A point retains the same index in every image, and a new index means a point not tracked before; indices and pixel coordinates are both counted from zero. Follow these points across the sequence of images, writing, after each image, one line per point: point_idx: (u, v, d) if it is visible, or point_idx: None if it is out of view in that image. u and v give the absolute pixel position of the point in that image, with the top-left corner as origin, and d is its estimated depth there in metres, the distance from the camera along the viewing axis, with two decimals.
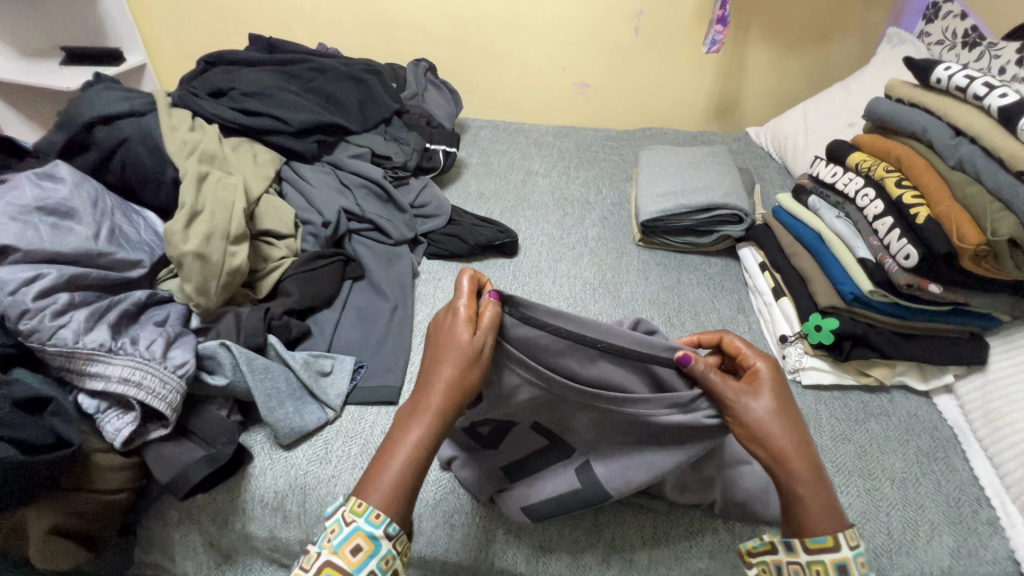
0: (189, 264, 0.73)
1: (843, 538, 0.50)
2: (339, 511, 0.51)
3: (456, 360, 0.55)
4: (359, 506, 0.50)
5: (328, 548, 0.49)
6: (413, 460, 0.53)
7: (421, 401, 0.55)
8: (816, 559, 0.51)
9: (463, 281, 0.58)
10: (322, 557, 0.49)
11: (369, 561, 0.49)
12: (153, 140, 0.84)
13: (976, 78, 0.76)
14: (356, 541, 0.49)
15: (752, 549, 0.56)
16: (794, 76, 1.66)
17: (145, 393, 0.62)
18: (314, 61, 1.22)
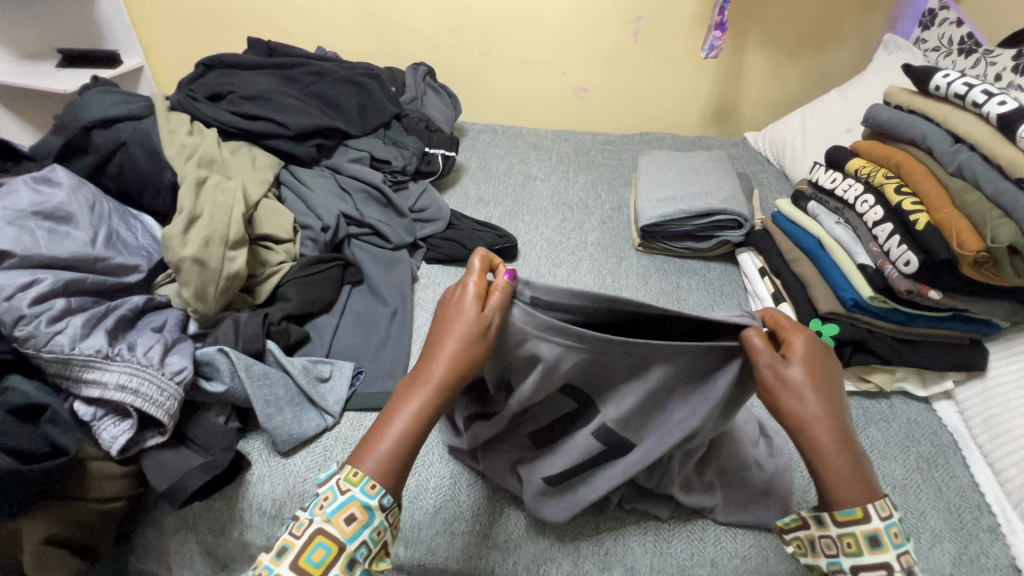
0: (187, 269, 0.72)
1: (872, 509, 0.50)
2: (334, 479, 0.50)
3: (462, 334, 0.54)
4: (355, 475, 0.50)
5: (320, 515, 0.48)
6: (410, 432, 0.52)
7: (421, 375, 0.54)
8: (846, 531, 0.50)
9: (476, 261, 0.58)
10: (314, 524, 0.48)
11: (361, 532, 0.48)
12: (151, 144, 0.83)
13: (975, 85, 0.76)
14: (351, 510, 0.49)
15: (786, 526, 0.55)
16: (792, 82, 1.67)
17: (143, 400, 0.62)
18: (313, 65, 1.22)
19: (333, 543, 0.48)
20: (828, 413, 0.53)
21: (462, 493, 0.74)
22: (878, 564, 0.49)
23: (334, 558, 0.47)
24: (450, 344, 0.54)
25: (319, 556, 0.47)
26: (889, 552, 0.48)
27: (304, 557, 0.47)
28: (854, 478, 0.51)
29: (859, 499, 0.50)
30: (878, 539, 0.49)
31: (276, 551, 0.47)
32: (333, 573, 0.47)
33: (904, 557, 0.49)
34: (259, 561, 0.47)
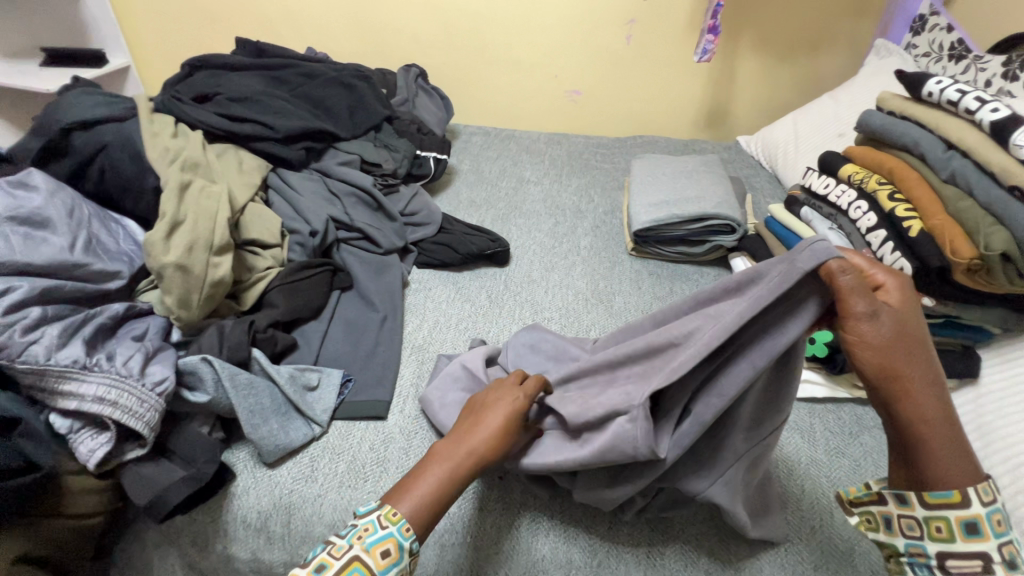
0: (170, 276, 0.70)
1: (972, 493, 0.48)
2: (373, 513, 0.50)
3: (505, 418, 0.59)
4: (393, 514, 0.50)
5: (359, 544, 0.48)
6: (443, 491, 0.53)
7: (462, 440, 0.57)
8: (937, 515, 0.49)
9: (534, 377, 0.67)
10: (352, 551, 0.48)
11: (393, 569, 0.48)
12: (134, 147, 0.81)
13: (968, 92, 0.76)
14: (387, 545, 0.49)
15: (856, 498, 0.57)
16: (784, 86, 1.67)
17: (121, 413, 0.60)
18: (302, 66, 1.20)
19: (367, 573, 0.47)
20: (926, 381, 0.50)
21: (453, 505, 0.72)
22: (973, 553, 0.48)
23: None
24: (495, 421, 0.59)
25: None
26: (989, 541, 0.47)
27: None
28: (955, 454, 0.50)
29: (965, 480, 0.49)
30: (977, 527, 0.47)
31: (313, 568, 0.47)
32: None
33: (1006, 548, 0.47)
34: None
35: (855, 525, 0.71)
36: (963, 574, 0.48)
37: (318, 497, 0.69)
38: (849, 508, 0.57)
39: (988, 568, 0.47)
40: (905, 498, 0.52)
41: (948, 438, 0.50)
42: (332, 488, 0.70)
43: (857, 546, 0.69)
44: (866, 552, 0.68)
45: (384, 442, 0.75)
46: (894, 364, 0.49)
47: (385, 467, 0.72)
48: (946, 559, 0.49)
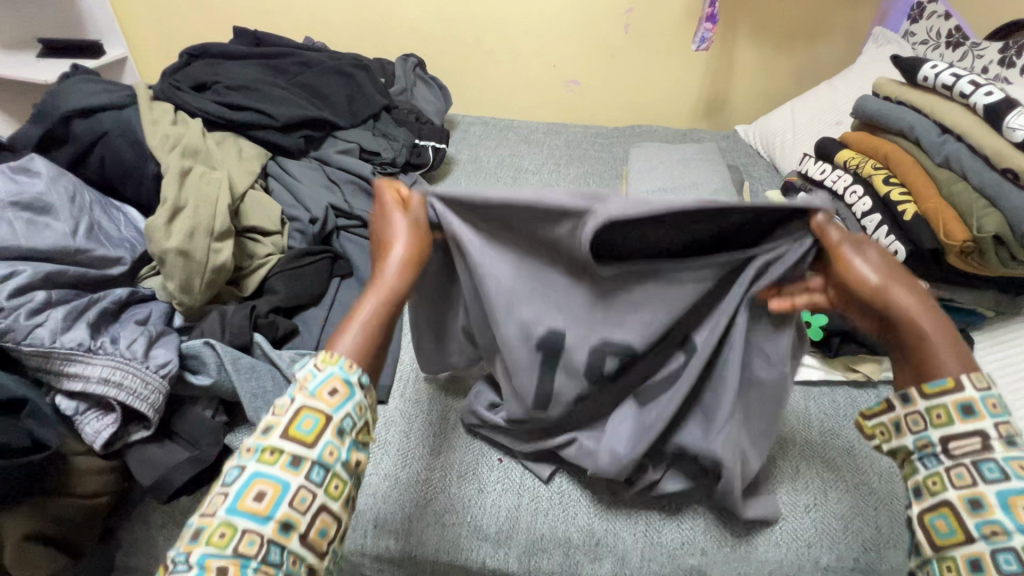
0: (171, 261, 0.71)
1: (967, 379, 0.46)
2: (310, 362, 0.48)
3: (406, 231, 0.57)
4: (330, 357, 0.48)
5: (301, 393, 0.46)
6: (374, 323, 0.51)
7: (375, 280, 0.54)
8: (936, 403, 0.46)
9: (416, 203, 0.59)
10: (297, 402, 0.45)
11: (347, 403, 0.47)
12: (134, 134, 0.81)
13: (962, 76, 0.77)
14: (334, 384, 0.47)
15: (866, 412, 0.51)
16: (782, 75, 1.67)
17: (126, 394, 0.61)
18: (301, 54, 1.20)
19: (319, 414, 0.45)
20: (923, 308, 0.48)
21: (453, 486, 0.73)
22: (973, 432, 0.45)
23: (323, 429, 0.45)
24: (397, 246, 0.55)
25: (309, 425, 0.45)
26: (986, 419, 0.44)
27: (293, 427, 0.45)
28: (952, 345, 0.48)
29: (958, 370, 0.46)
30: (973, 408, 0.45)
31: (263, 429, 0.45)
32: (323, 441, 0.45)
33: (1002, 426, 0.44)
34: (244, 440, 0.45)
35: (848, 502, 0.73)
36: (967, 455, 0.45)
37: None
38: (863, 426, 0.51)
39: (988, 445, 0.44)
40: (907, 396, 0.48)
41: (945, 329, 0.47)
42: None
43: (850, 523, 0.71)
44: (858, 529, 0.71)
45: (385, 425, 0.79)
46: (886, 274, 0.49)
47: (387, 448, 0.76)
48: (950, 443, 0.45)
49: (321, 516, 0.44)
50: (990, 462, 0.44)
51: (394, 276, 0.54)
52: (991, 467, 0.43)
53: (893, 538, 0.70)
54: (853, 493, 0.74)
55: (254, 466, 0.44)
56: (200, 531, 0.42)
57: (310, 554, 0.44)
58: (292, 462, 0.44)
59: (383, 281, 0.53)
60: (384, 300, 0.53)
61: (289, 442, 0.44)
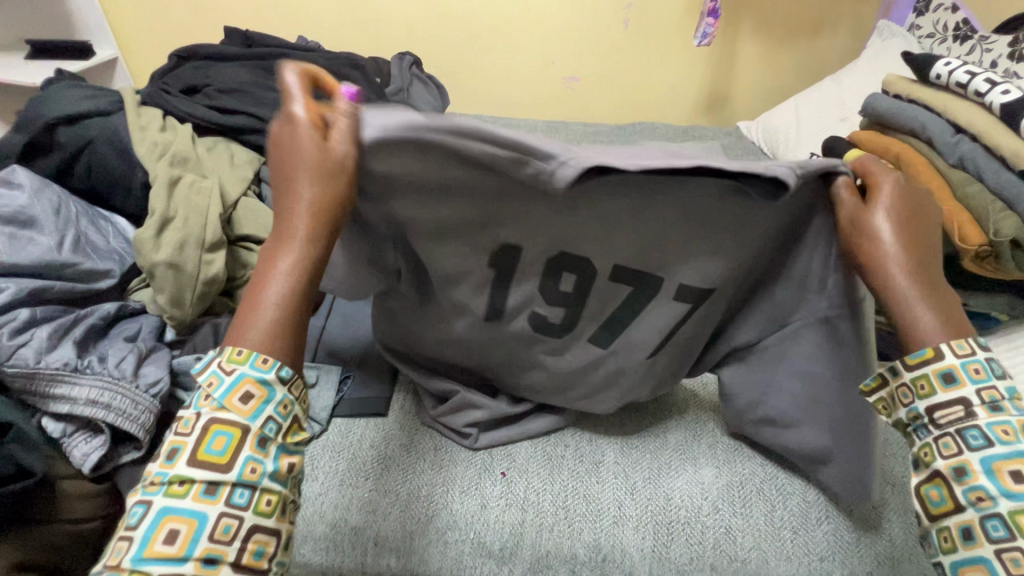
0: (161, 274, 0.69)
1: (946, 347, 0.45)
2: (214, 363, 0.42)
3: (314, 159, 0.45)
4: (239, 354, 0.42)
5: (208, 405, 0.40)
6: (293, 285, 0.45)
7: (285, 231, 0.45)
8: (918, 374, 0.46)
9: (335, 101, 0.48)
10: (205, 415, 0.40)
11: (264, 409, 0.41)
12: (121, 142, 0.79)
13: (977, 74, 0.74)
14: (245, 388, 0.41)
15: (864, 388, 0.51)
16: (785, 70, 1.64)
17: (115, 415, 0.59)
18: (293, 55, 1.18)
19: (232, 428, 0.40)
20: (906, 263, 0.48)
21: (455, 502, 0.71)
22: (956, 400, 0.44)
23: (239, 443, 0.40)
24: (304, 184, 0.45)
25: (221, 443, 0.39)
26: (966, 387, 0.44)
27: (201, 449, 0.39)
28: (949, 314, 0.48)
29: (942, 334, 0.46)
30: (954, 375, 0.44)
31: (165, 454, 0.39)
32: (241, 455, 0.39)
33: (985, 391, 0.44)
34: (148, 472, 0.39)
35: (861, 514, 0.71)
36: (952, 423, 0.44)
37: (318, 495, 0.70)
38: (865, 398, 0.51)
39: (970, 412, 0.44)
40: (894, 369, 0.48)
41: (919, 291, 0.48)
42: (334, 485, 0.72)
43: (863, 536, 0.69)
44: (872, 542, 0.69)
45: (384, 438, 0.77)
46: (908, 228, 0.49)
47: (388, 463, 0.74)
48: (935, 411, 0.45)
49: (254, 539, 0.39)
50: (973, 429, 0.43)
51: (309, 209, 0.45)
52: (974, 432, 0.43)
53: (908, 550, 0.68)
54: (866, 504, 0.72)
55: (160, 502, 0.38)
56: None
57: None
58: (207, 491, 0.38)
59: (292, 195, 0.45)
60: (315, 215, 0.45)
61: (199, 468, 0.38)
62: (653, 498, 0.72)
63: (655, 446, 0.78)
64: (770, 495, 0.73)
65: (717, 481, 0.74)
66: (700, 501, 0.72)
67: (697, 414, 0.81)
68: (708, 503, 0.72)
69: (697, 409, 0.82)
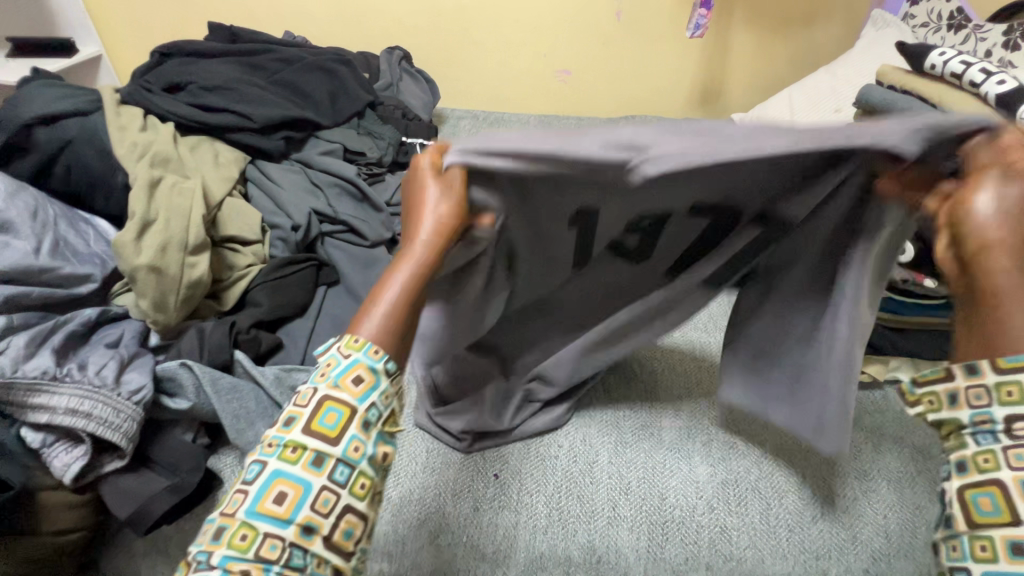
0: (143, 278, 0.67)
1: None
2: (333, 346, 0.42)
3: (440, 214, 0.47)
4: (355, 341, 0.42)
5: (325, 382, 0.41)
6: (403, 299, 0.45)
7: (406, 245, 0.47)
8: (1008, 379, 0.38)
9: (453, 171, 0.48)
10: (320, 391, 0.40)
11: (373, 394, 0.41)
12: (101, 142, 0.77)
13: (972, 64, 0.73)
14: (358, 371, 0.41)
15: (918, 380, 0.45)
16: (778, 61, 1.63)
17: (96, 425, 0.57)
18: (279, 51, 1.16)
19: (344, 406, 0.40)
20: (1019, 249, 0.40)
21: (448, 504, 0.70)
22: None
23: (348, 422, 0.40)
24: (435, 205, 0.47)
25: (332, 419, 0.40)
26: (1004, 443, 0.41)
27: (316, 421, 0.39)
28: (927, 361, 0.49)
29: None
30: None
31: (283, 420, 0.40)
32: (349, 436, 0.39)
33: None
34: (267, 433, 0.40)
35: (857, 510, 0.71)
36: None
37: None
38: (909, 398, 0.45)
39: None
40: (974, 367, 0.41)
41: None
42: None
43: (859, 532, 0.69)
44: (867, 538, 0.68)
45: None
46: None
47: None
48: (1017, 422, 0.38)
49: (346, 517, 0.39)
50: None
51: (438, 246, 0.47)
52: None
53: (905, 547, 0.68)
54: (862, 501, 0.71)
55: (275, 464, 0.39)
56: (222, 529, 0.37)
57: (335, 557, 0.38)
58: (315, 461, 0.39)
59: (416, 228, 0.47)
60: (440, 236, 0.47)
61: (312, 436, 0.39)
62: (648, 497, 0.72)
63: (651, 446, 0.77)
64: (766, 493, 0.72)
65: (712, 479, 0.73)
66: (695, 500, 0.71)
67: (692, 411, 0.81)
68: (703, 502, 0.71)
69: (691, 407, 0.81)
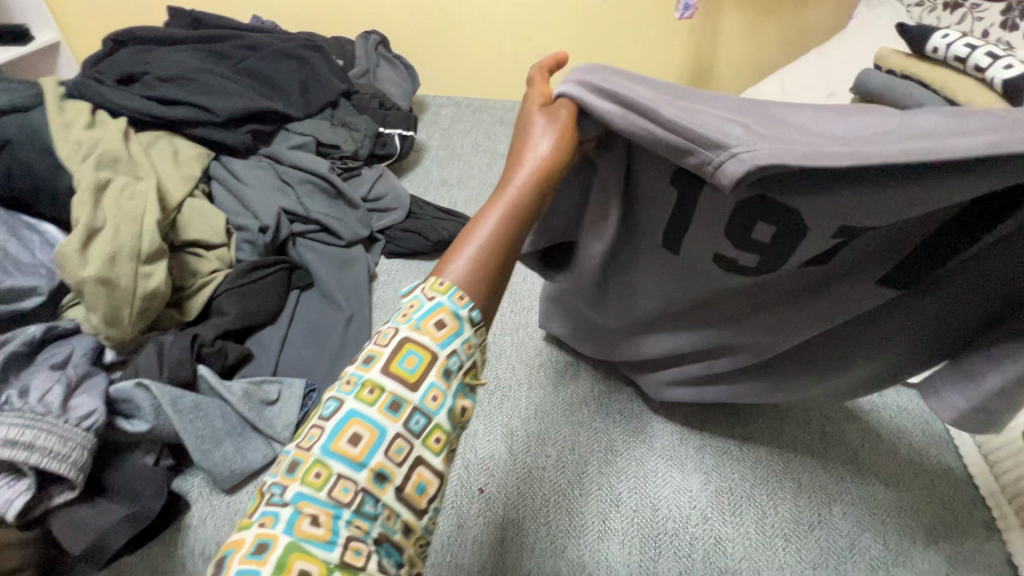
0: (91, 292, 0.61)
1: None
2: (418, 288, 0.38)
3: (554, 147, 0.46)
4: (441, 284, 0.38)
5: (355, 396, 0.34)
6: (495, 238, 0.42)
7: (501, 187, 0.45)
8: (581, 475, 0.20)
9: (564, 100, 0.49)
10: (402, 333, 0.36)
11: (454, 340, 0.37)
12: (42, 142, 0.71)
13: (977, 47, 0.69)
14: (440, 316, 0.37)
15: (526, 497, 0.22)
16: (770, 42, 1.58)
17: (40, 456, 0.52)
18: (244, 36, 1.08)
19: (425, 351, 0.36)
20: None
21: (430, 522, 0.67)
22: None
23: (430, 368, 0.36)
24: (545, 144, 0.47)
25: (413, 363, 0.35)
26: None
27: (396, 364, 0.35)
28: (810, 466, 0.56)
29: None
30: None
31: (287, 465, 0.33)
32: (430, 381, 0.35)
33: None
34: (281, 463, 0.34)
35: (853, 517, 0.68)
36: None
37: None
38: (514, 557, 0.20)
39: None
40: None
41: None
42: None
43: (856, 541, 0.67)
44: (865, 546, 0.66)
45: None
46: None
47: None
48: None
49: (419, 470, 0.35)
50: None
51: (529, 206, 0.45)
52: None
53: (903, 554, 0.65)
54: (858, 506, 0.69)
55: (352, 403, 0.34)
56: (264, 544, 0.30)
57: (406, 512, 0.35)
58: (392, 405, 0.34)
59: (534, 152, 0.46)
60: (542, 183, 0.46)
61: (337, 458, 0.33)
62: (639, 508, 0.69)
63: (642, 454, 0.74)
64: (761, 501, 0.69)
65: (705, 488, 0.70)
66: (688, 510, 0.68)
67: (685, 415, 0.78)
68: (697, 513, 0.68)
69: (684, 410, 0.78)
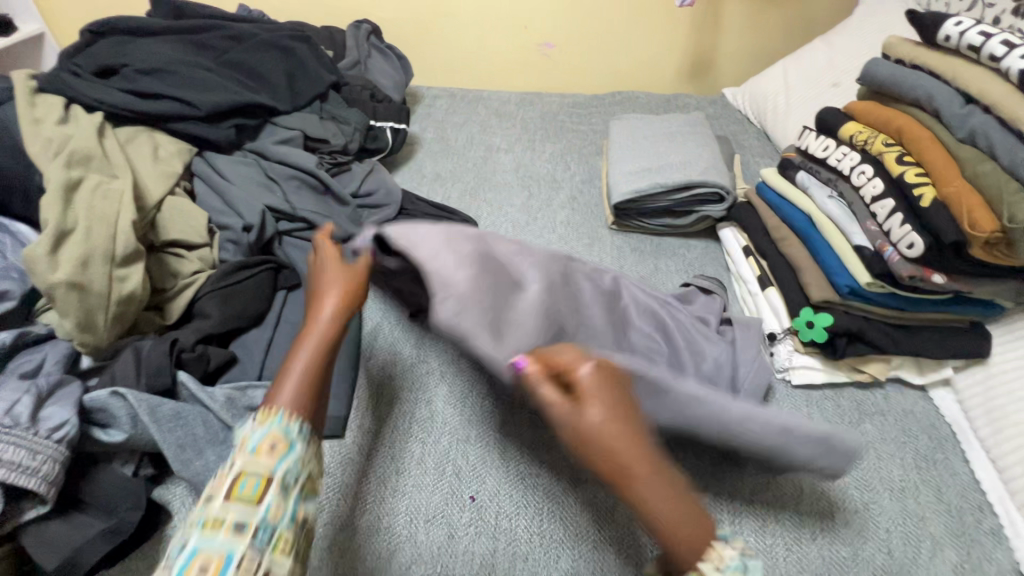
0: (62, 297, 0.59)
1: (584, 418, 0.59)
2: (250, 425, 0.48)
3: (343, 288, 0.60)
4: (266, 414, 0.49)
5: (243, 453, 0.46)
6: (318, 360, 0.53)
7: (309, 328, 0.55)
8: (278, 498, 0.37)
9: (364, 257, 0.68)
10: (236, 465, 0.45)
11: (287, 458, 0.46)
12: (12, 140, 0.68)
13: (992, 35, 0.65)
14: (269, 439, 0.47)
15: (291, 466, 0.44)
16: (772, 30, 1.54)
17: (7, 470, 0.50)
18: (228, 26, 1.05)
19: (259, 475, 0.45)
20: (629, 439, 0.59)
21: (419, 533, 0.64)
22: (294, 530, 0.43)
23: (266, 489, 0.45)
24: (327, 312, 0.57)
25: (249, 486, 0.44)
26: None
27: (236, 490, 0.44)
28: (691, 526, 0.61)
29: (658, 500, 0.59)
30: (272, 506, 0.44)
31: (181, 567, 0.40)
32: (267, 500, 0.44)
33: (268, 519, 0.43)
34: (194, 515, 0.44)
35: (856, 525, 0.66)
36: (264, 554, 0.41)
37: None
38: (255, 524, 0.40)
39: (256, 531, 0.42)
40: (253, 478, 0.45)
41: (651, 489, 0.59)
42: None
43: (859, 550, 0.64)
44: (869, 555, 0.63)
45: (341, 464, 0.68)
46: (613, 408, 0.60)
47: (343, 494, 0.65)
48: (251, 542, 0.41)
49: (279, 547, 0.43)
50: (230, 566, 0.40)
51: (607, 431, 0.59)
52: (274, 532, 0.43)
53: (909, 563, 0.63)
54: (861, 514, 0.67)
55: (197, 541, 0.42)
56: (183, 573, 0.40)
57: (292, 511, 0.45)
58: (244, 491, 0.44)
59: (323, 304, 0.58)
60: (343, 300, 0.58)
61: (234, 506, 0.43)
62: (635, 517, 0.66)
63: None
64: (760, 508, 0.67)
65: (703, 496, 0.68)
66: None
67: None
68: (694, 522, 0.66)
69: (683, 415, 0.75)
